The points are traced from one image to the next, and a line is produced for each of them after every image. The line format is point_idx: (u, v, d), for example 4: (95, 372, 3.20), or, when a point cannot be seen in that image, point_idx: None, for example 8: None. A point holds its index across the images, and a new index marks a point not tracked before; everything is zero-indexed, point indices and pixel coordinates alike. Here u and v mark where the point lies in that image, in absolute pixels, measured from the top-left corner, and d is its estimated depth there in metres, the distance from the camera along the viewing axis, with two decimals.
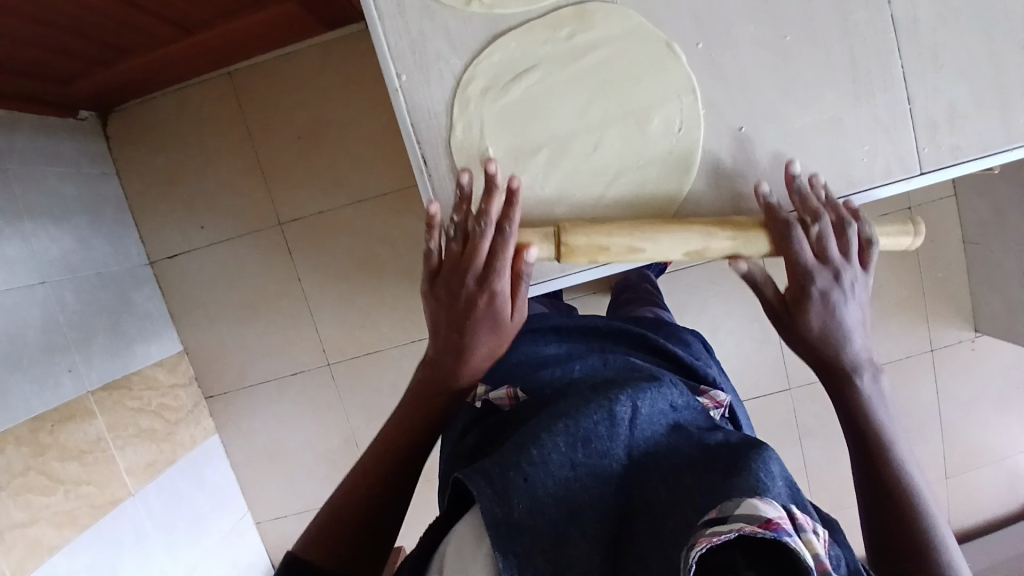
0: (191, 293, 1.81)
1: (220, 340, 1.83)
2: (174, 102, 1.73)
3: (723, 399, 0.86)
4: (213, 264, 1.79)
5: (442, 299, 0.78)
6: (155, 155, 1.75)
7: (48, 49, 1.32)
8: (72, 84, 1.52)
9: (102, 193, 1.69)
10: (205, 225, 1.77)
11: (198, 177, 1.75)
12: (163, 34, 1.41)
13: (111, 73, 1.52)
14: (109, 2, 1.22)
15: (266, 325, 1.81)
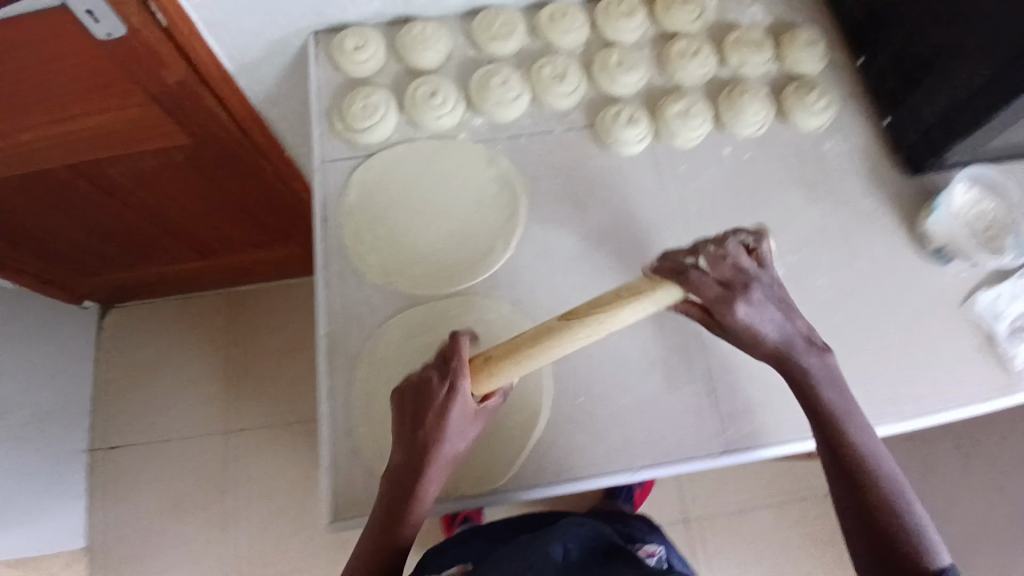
0: (116, 486, 1.80)
1: (132, 539, 1.77)
2: (175, 307, 1.95)
3: (656, 548, 0.97)
4: (150, 460, 1.83)
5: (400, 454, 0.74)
6: (137, 350, 1.92)
7: (93, 249, 1.58)
8: (95, 277, 1.75)
9: (76, 375, 1.83)
10: (156, 422, 1.86)
11: (168, 376, 1.90)
12: (192, 254, 1.71)
13: (133, 274, 1.76)
14: (161, 224, 1.52)
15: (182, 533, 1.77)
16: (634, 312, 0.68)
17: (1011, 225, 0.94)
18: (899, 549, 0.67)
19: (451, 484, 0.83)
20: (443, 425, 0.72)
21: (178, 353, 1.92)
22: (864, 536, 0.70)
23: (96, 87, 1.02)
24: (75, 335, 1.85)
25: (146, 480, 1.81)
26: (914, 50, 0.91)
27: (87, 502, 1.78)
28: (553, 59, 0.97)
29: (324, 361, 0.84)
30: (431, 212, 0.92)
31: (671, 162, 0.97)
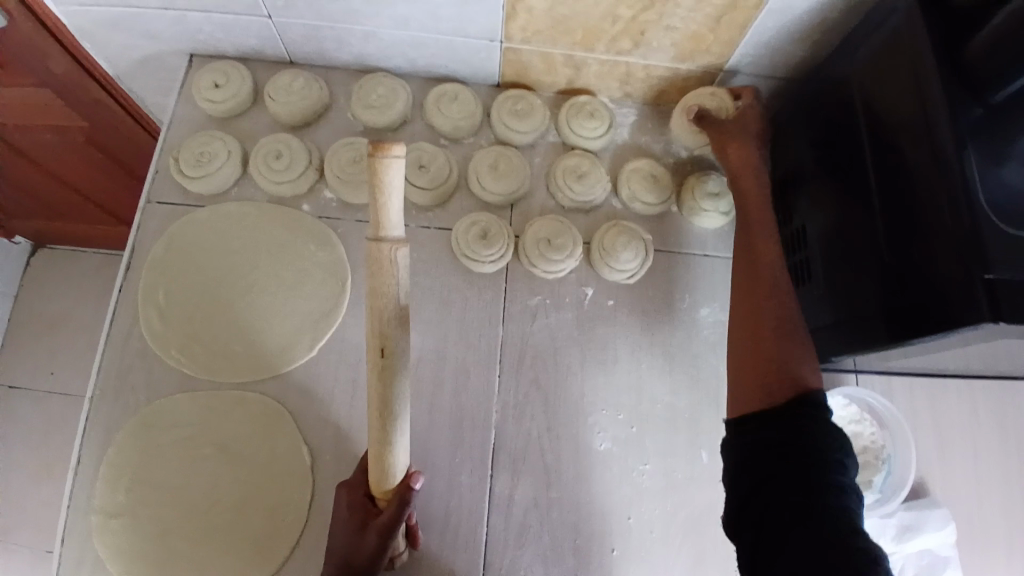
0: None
1: (13, 537, 1.29)
2: (99, 265, 1.45)
3: None
4: (36, 419, 1.36)
5: (339, 532, 0.70)
6: (53, 296, 1.42)
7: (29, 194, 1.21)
8: (16, 219, 1.33)
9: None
10: (56, 372, 1.39)
11: (79, 327, 1.42)
12: (88, 212, 1.25)
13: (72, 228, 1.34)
14: (82, 179, 1.14)
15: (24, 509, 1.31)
16: (396, 266, 0.50)
17: (882, 461, 0.82)
18: (816, 428, 0.58)
19: None
20: (373, 542, 0.66)
21: (93, 305, 1.43)
22: (752, 427, 0.60)
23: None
24: None
25: (38, 438, 1.35)
26: (812, 242, 0.82)
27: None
28: (423, 146, 0.87)
29: (84, 424, 0.79)
30: (242, 285, 0.84)
31: (528, 289, 0.87)
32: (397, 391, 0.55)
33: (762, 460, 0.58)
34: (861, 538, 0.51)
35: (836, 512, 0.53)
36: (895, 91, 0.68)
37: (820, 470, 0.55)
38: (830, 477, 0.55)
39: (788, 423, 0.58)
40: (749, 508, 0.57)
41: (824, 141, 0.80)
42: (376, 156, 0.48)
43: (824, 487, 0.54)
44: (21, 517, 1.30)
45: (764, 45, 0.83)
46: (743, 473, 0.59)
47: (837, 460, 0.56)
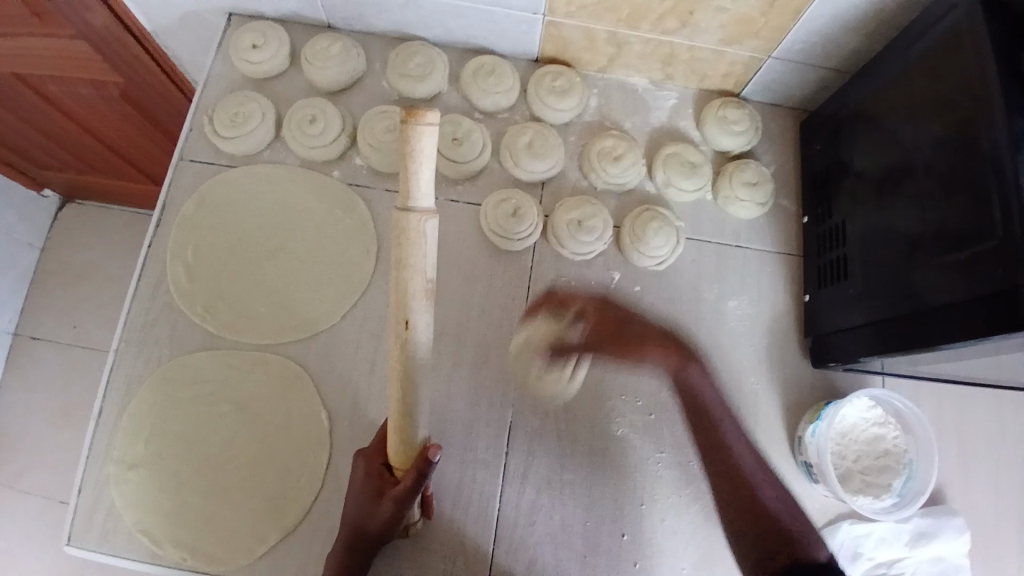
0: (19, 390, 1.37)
1: (31, 480, 1.33)
2: (127, 222, 1.47)
3: None
4: (58, 369, 1.39)
5: (355, 496, 0.70)
6: (80, 249, 1.44)
7: (62, 145, 1.22)
8: (48, 170, 1.34)
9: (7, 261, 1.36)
10: (79, 325, 1.41)
11: (103, 281, 1.44)
12: (118, 167, 1.26)
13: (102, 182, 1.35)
14: (114, 133, 1.14)
15: (42, 454, 1.34)
16: (426, 236, 0.49)
17: (904, 465, 0.81)
18: None
19: (214, 537, 0.75)
20: (389, 509, 0.66)
21: (119, 260, 1.45)
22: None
23: (22, 9, 0.87)
24: (24, 222, 1.38)
25: (59, 386, 1.38)
26: (850, 240, 0.80)
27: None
28: (458, 119, 0.86)
29: (108, 374, 0.80)
30: (269, 248, 0.84)
31: (554, 269, 0.86)
32: (417, 364, 0.54)
33: None
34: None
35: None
36: (951, 87, 0.66)
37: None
38: None
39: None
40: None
41: (871, 136, 0.78)
42: (410, 122, 0.45)
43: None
44: (41, 461, 1.34)
45: (817, 32, 0.80)
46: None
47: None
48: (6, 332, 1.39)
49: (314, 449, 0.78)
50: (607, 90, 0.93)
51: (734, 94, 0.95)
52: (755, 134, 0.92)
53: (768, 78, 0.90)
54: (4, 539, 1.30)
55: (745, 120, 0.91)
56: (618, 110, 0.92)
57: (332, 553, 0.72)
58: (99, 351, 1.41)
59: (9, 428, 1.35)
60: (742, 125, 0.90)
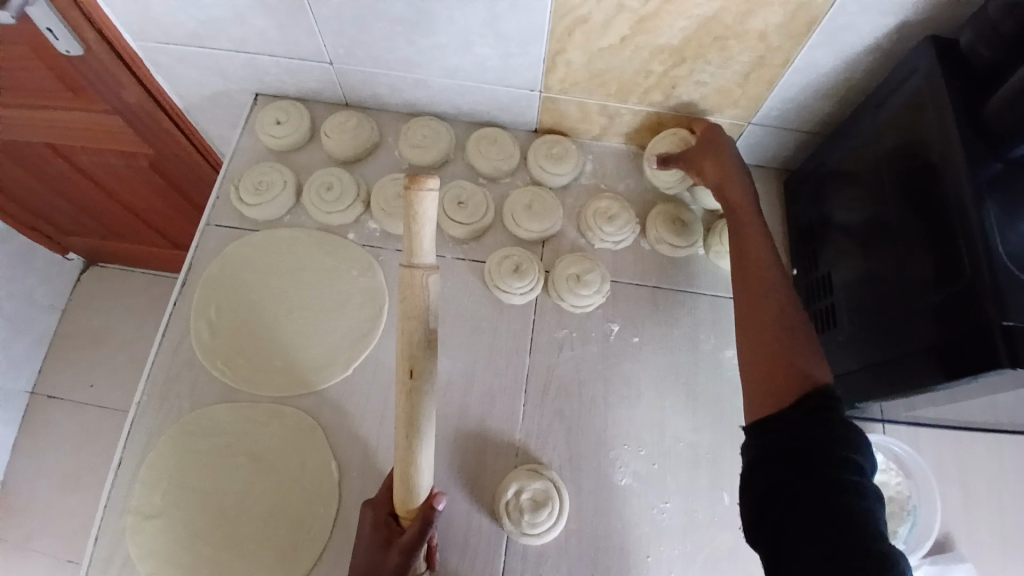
0: (34, 449, 1.40)
1: (38, 541, 1.34)
2: (147, 285, 1.54)
3: None
4: (73, 428, 1.42)
5: (359, 555, 0.71)
6: (100, 312, 1.51)
7: (94, 213, 1.30)
8: (73, 235, 1.42)
9: (27, 323, 1.41)
10: (96, 384, 1.45)
11: (122, 341, 1.49)
12: (143, 233, 1.35)
13: (125, 247, 1.43)
14: (141, 200, 1.23)
15: (51, 514, 1.35)
16: (429, 290, 0.55)
17: (908, 512, 0.81)
18: (830, 429, 0.57)
19: None
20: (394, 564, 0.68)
21: (138, 321, 1.51)
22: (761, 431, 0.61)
23: (60, 87, 0.98)
24: (48, 285, 1.45)
25: (73, 446, 1.40)
26: (836, 289, 0.84)
27: (10, 449, 1.39)
28: (464, 184, 0.94)
29: (130, 426, 0.83)
30: (286, 304, 0.89)
31: (555, 322, 0.90)
32: (421, 407, 0.58)
33: (764, 469, 0.58)
34: (882, 545, 0.50)
35: (853, 518, 0.51)
36: (918, 146, 0.72)
37: (829, 475, 0.54)
38: (844, 481, 0.54)
39: (790, 427, 0.59)
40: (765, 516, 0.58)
41: (850, 192, 0.83)
42: (411, 189, 0.51)
43: (837, 494, 0.53)
44: (49, 523, 1.35)
45: (791, 101, 0.88)
46: (751, 482, 0.59)
47: (846, 464, 0.55)
48: (24, 392, 1.43)
49: (321, 498, 0.80)
50: (602, 156, 1.00)
51: None
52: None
53: (750, 142, 0.97)
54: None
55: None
56: (612, 174, 0.99)
57: None
58: (113, 412, 1.44)
59: (20, 489, 1.37)
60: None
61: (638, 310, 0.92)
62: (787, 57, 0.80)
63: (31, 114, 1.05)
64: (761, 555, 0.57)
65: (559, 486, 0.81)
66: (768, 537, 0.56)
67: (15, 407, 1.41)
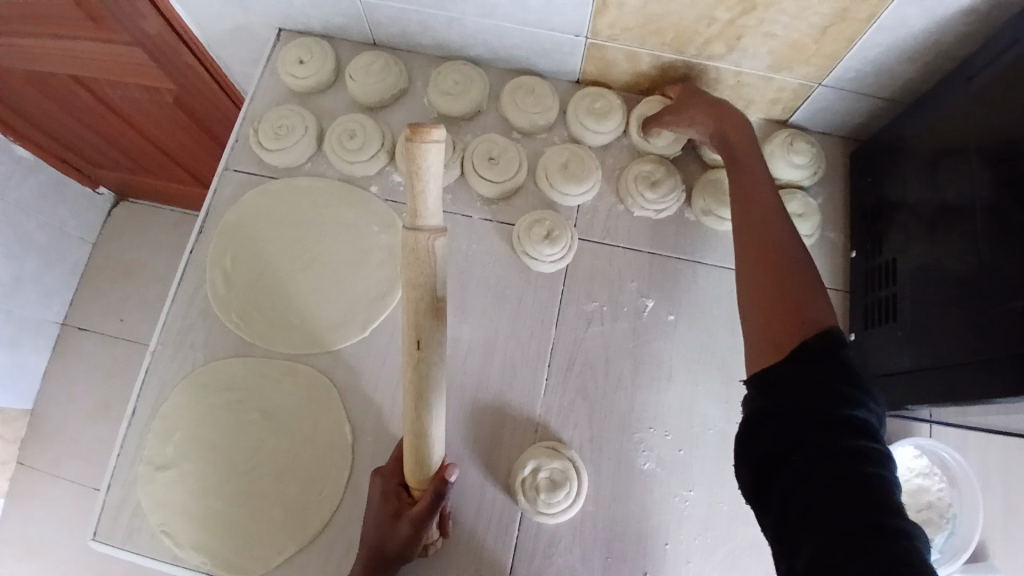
0: (64, 378, 1.42)
1: (68, 465, 1.38)
2: (174, 223, 1.51)
3: None
4: (102, 360, 1.43)
5: (370, 521, 0.69)
6: (129, 247, 1.49)
7: (119, 147, 1.26)
8: (103, 169, 1.39)
9: (58, 253, 1.40)
10: (126, 319, 1.46)
11: (152, 278, 1.48)
12: (169, 170, 1.31)
13: (153, 182, 1.39)
14: (168, 136, 1.18)
15: (81, 441, 1.39)
16: (439, 256, 0.48)
17: (946, 520, 0.77)
18: (816, 381, 0.51)
19: (234, 546, 0.75)
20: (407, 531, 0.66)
21: (166, 258, 1.49)
22: (755, 393, 0.55)
23: (81, 17, 0.91)
24: (78, 218, 1.44)
25: (101, 379, 1.42)
26: (900, 279, 0.76)
27: (42, 373, 1.42)
28: (496, 138, 0.86)
29: (144, 375, 0.81)
30: (303, 257, 0.85)
31: (585, 294, 0.84)
32: (429, 381, 0.54)
33: (757, 438, 0.52)
34: (898, 514, 0.43)
35: (864, 488, 0.44)
36: (1012, 122, 0.62)
37: (824, 441, 0.48)
38: (850, 446, 0.47)
39: (778, 389, 0.53)
40: (762, 490, 0.51)
41: (924, 169, 0.74)
42: (412, 140, 0.43)
43: (845, 461, 0.46)
44: (77, 450, 1.38)
45: (870, 62, 0.77)
46: (747, 447, 0.53)
47: (851, 423, 0.49)
48: (56, 321, 1.44)
49: (332, 465, 0.77)
50: None
51: (783, 122, 0.93)
52: (810, 179, 0.90)
53: (818, 105, 0.87)
54: (37, 526, 1.35)
55: (810, 154, 0.88)
56: None
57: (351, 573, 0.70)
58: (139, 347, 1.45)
59: (50, 416, 1.40)
60: (803, 157, 0.88)
61: (676, 286, 0.85)
62: (874, 10, 0.69)
63: (53, 43, 0.99)
64: (765, 528, 0.50)
65: (578, 467, 0.77)
66: (771, 510, 0.49)
67: (47, 337, 1.42)
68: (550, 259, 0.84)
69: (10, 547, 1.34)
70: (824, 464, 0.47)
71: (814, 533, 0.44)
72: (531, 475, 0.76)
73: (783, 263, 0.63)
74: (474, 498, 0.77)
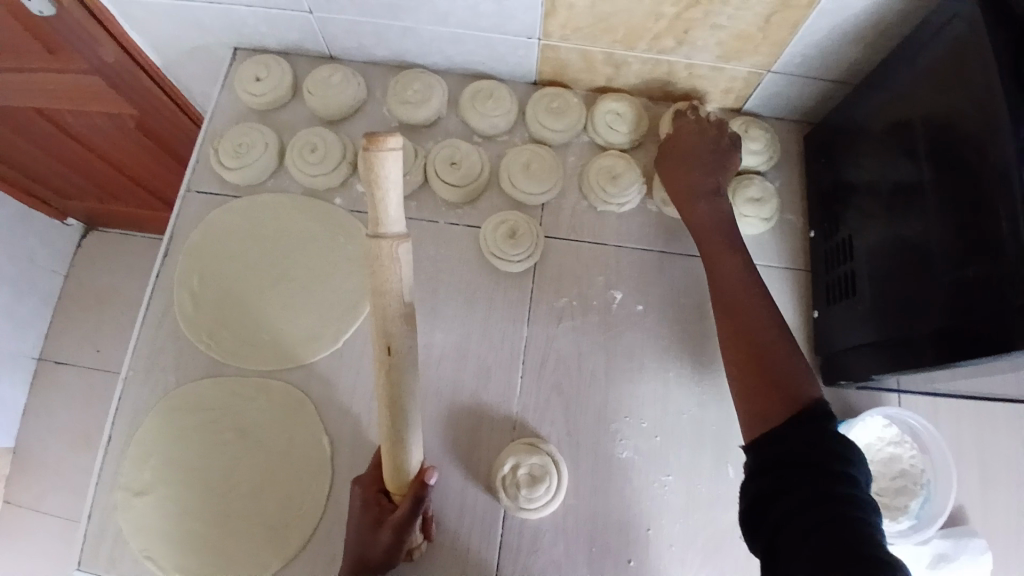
0: (43, 412, 1.40)
1: (52, 500, 1.35)
2: (145, 248, 1.49)
3: None
4: (81, 392, 1.41)
5: (353, 527, 0.69)
6: (102, 275, 1.47)
7: (85, 176, 1.25)
8: (70, 199, 1.37)
9: (29, 287, 1.38)
10: (102, 349, 1.44)
11: (127, 304, 1.47)
12: (137, 196, 1.30)
13: (121, 209, 1.38)
14: (133, 161, 1.17)
15: (64, 475, 1.37)
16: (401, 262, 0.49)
17: (921, 487, 0.79)
18: (812, 437, 0.55)
19: (217, 566, 0.74)
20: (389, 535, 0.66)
21: (139, 283, 1.47)
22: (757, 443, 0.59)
23: (35, 48, 0.91)
24: (48, 250, 1.42)
25: (80, 410, 1.40)
26: (858, 254, 0.78)
27: (19, 414, 1.39)
28: (457, 143, 0.87)
29: (117, 400, 0.81)
30: (271, 273, 0.85)
31: (555, 290, 0.86)
32: (401, 387, 0.55)
33: (754, 482, 0.56)
34: (881, 552, 0.45)
35: (847, 527, 0.48)
36: (955, 98, 0.64)
37: (817, 483, 0.52)
38: (840, 491, 0.51)
39: (779, 436, 0.57)
40: (759, 531, 0.54)
41: (875, 147, 0.77)
42: (368, 150, 0.44)
43: (835, 502, 0.50)
44: (60, 485, 1.36)
45: (814, 47, 0.79)
46: (746, 491, 0.57)
47: (841, 473, 0.52)
48: (32, 356, 1.42)
49: (312, 478, 0.77)
50: None
51: (738, 110, 0.95)
52: (767, 164, 0.92)
53: (770, 92, 0.89)
54: (23, 564, 1.32)
55: (764, 141, 0.91)
56: None
57: None
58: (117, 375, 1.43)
59: (30, 451, 1.38)
60: (758, 144, 0.90)
61: (644, 276, 0.87)
62: None
63: (10, 75, 0.99)
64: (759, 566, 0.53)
65: (558, 461, 0.78)
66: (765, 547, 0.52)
67: (23, 372, 1.40)
68: (518, 258, 0.85)
69: None
70: (815, 503, 0.50)
71: (806, 564, 0.47)
72: (512, 472, 0.76)
73: (762, 340, 0.68)
74: (457, 499, 0.78)
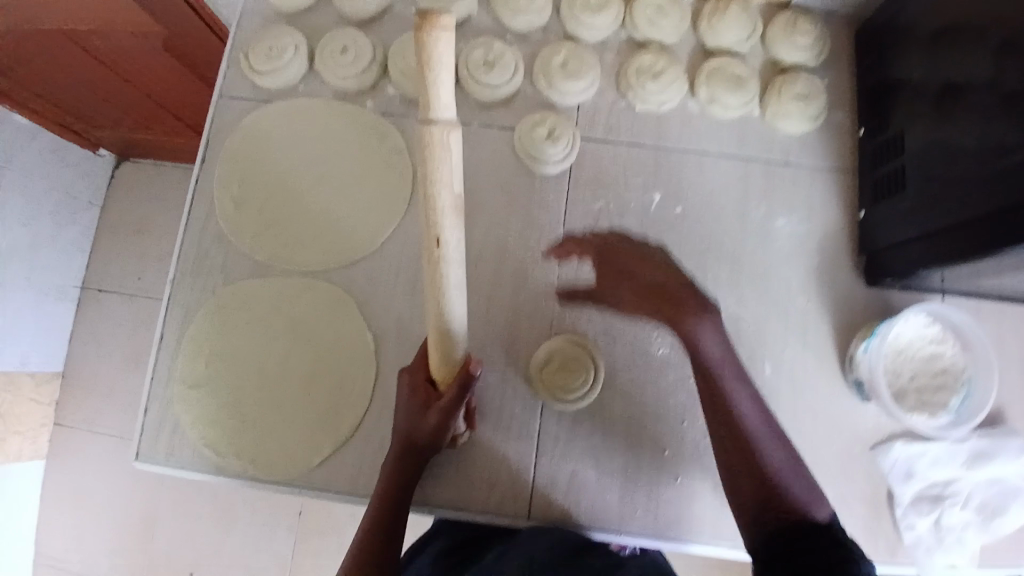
0: (94, 334, 1.46)
1: (110, 416, 1.43)
2: (178, 179, 1.51)
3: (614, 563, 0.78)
4: (128, 315, 1.47)
5: (401, 411, 0.73)
6: (140, 203, 1.50)
7: (118, 105, 1.25)
8: (101, 130, 1.37)
9: (70, 217, 1.41)
10: (145, 274, 1.48)
11: (166, 229, 1.50)
12: (168, 122, 1.31)
13: (152, 138, 1.39)
14: (163, 84, 1.16)
15: (120, 393, 1.44)
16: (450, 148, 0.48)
17: (961, 384, 0.78)
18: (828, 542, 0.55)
19: (272, 454, 0.79)
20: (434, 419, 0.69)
21: (176, 210, 1.50)
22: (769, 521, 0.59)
23: None
24: (84, 179, 1.44)
25: (129, 331, 1.46)
26: (907, 149, 0.75)
27: (67, 337, 1.46)
28: (491, 42, 0.85)
29: (167, 302, 0.83)
30: (311, 173, 0.86)
31: (592, 192, 0.85)
32: (450, 275, 0.55)
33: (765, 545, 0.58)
34: None
35: None
36: None
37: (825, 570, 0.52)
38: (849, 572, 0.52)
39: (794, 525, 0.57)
40: None
41: (930, 31, 0.72)
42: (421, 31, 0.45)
43: None
44: (115, 402, 1.44)
45: None
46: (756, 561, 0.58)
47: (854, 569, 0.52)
48: (75, 286, 1.47)
49: (359, 371, 0.80)
50: None
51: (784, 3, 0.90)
52: (814, 60, 0.88)
53: None
54: (88, 475, 1.41)
55: (813, 34, 0.86)
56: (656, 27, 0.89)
57: (384, 466, 0.74)
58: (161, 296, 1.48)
59: (84, 371, 1.45)
60: (805, 38, 0.86)
61: (683, 178, 0.85)
62: None
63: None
64: None
65: (597, 356, 0.80)
66: None
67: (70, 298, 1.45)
68: (555, 158, 0.84)
69: (64, 496, 1.41)
70: None
71: None
72: (545, 365, 0.80)
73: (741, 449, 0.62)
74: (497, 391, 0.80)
